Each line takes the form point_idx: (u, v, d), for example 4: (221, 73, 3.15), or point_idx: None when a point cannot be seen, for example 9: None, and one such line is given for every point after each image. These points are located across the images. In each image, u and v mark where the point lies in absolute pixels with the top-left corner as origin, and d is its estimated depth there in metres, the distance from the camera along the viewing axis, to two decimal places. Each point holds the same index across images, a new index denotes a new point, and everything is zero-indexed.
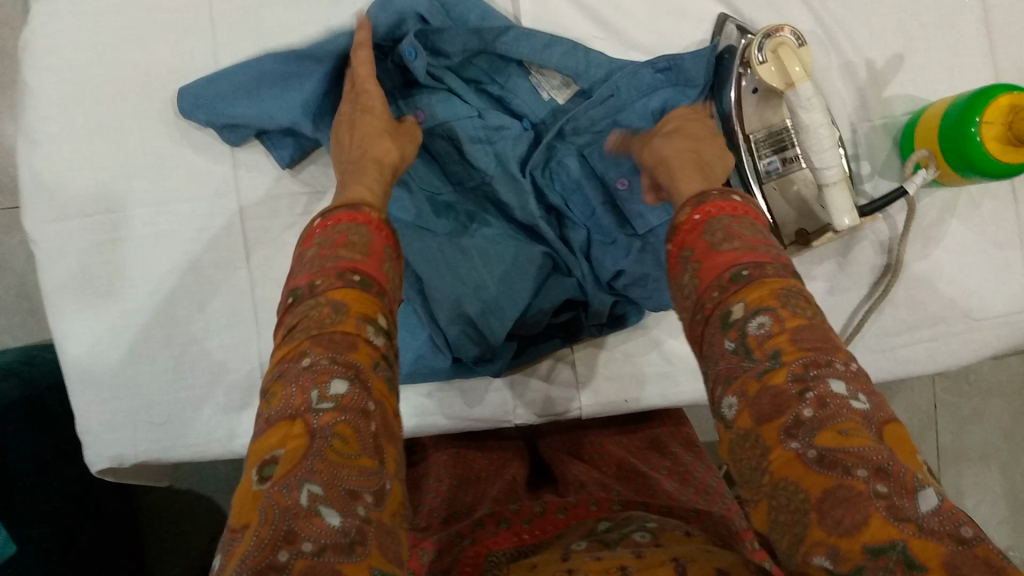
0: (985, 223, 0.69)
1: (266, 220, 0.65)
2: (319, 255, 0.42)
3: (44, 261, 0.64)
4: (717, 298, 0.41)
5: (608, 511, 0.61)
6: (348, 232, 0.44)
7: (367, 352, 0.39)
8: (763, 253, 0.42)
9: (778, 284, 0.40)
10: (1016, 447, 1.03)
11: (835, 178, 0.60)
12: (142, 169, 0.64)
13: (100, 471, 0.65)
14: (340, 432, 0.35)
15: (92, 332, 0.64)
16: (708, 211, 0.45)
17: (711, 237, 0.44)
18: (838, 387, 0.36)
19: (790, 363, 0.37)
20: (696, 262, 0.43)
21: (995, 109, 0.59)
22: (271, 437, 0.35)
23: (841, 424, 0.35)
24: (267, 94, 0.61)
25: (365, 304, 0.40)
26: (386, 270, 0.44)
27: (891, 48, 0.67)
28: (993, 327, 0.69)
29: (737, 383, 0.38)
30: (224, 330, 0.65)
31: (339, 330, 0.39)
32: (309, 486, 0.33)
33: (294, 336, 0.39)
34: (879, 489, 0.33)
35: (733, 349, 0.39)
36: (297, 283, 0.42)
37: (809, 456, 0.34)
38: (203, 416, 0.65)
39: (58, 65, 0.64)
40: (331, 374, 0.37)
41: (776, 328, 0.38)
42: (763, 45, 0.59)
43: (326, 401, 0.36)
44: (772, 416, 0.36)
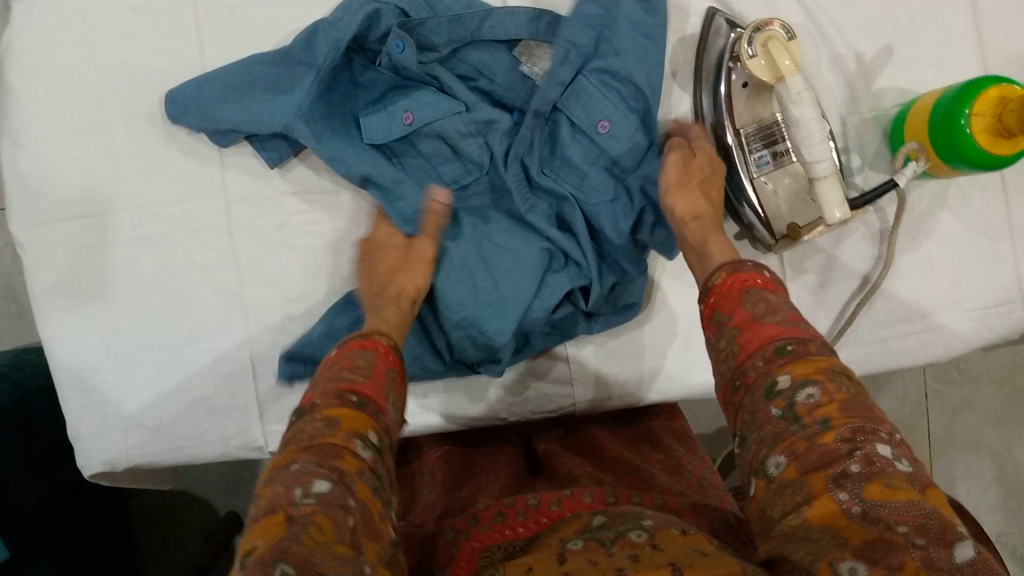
0: (975, 215, 0.69)
1: (255, 220, 0.65)
2: (322, 378, 0.45)
3: (32, 264, 0.63)
4: (760, 367, 0.42)
5: (603, 503, 0.61)
6: (354, 357, 0.47)
7: (353, 462, 0.40)
8: (805, 329, 0.43)
9: (825, 361, 0.41)
10: (1006, 435, 1.03)
11: (826, 172, 0.59)
12: (129, 171, 0.63)
13: (92, 476, 0.65)
14: (317, 520, 0.36)
15: (81, 336, 0.64)
16: (738, 281, 0.47)
17: (753, 307, 0.45)
18: (885, 450, 0.37)
19: (839, 426, 0.38)
20: (734, 328, 0.45)
21: (985, 101, 0.59)
22: (253, 531, 0.36)
23: (887, 478, 0.36)
24: (259, 96, 0.61)
25: (357, 420, 0.42)
26: (387, 393, 0.46)
27: (880, 41, 0.67)
28: (983, 318, 0.69)
29: (784, 444, 0.39)
30: (215, 333, 0.64)
31: (327, 442, 0.40)
32: (282, 565, 0.34)
33: (285, 448, 0.41)
34: (917, 541, 0.34)
35: (779, 415, 0.40)
36: (298, 403, 0.44)
37: (854, 511, 0.35)
38: (195, 419, 0.64)
39: (42, 66, 0.63)
40: (314, 475, 0.38)
41: (825, 399, 0.39)
42: (754, 39, 0.59)
43: (309, 496, 0.37)
44: (820, 467, 0.37)
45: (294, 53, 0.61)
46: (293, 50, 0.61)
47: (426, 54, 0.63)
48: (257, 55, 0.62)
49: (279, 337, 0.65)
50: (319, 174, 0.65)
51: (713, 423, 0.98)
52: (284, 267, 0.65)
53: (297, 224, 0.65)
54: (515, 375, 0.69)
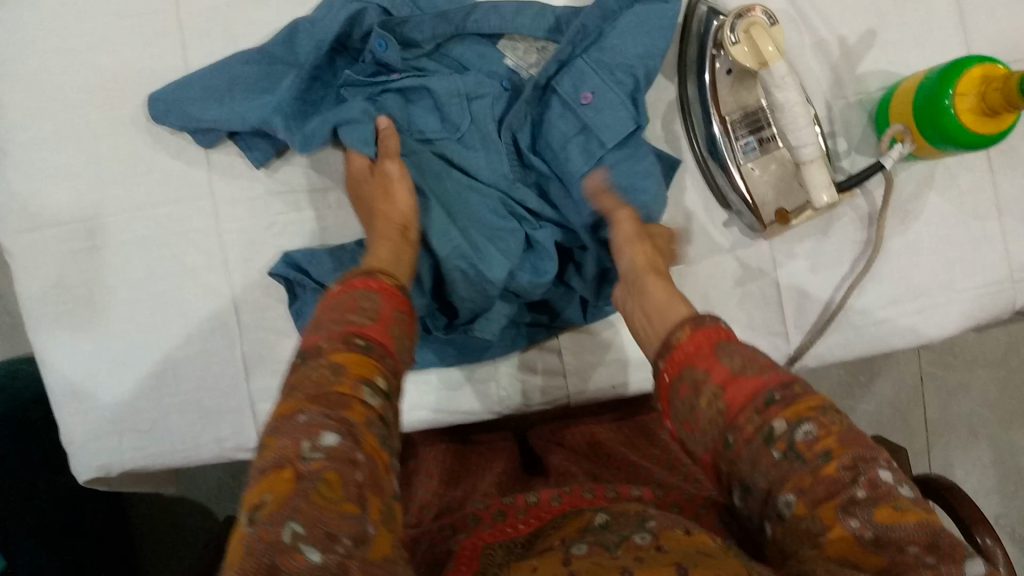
0: (963, 195, 0.69)
1: (244, 221, 0.64)
2: (325, 319, 0.44)
3: (21, 272, 0.63)
4: (756, 421, 0.40)
5: (604, 499, 0.60)
6: (359, 299, 0.46)
7: (362, 411, 0.40)
8: (784, 374, 0.41)
9: (814, 400, 0.39)
10: (1002, 416, 1.04)
11: (813, 156, 0.59)
12: (115, 175, 0.63)
13: (88, 482, 0.65)
14: (325, 476, 0.36)
15: (72, 341, 0.63)
16: (702, 339, 0.45)
17: (730, 361, 0.43)
18: (887, 474, 0.37)
19: (839, 456, 0.37)
20: (715, 386, 0.42)
21: (969, 81, 0.59)
22: (261, 483, 0.36)
23: (893, 501, 0.36)
24: (240, 96, 0.61)
25: (364, 366, 0.42)
26: (393, 335, 0.46)
27: (863, 24, 0.67)
28: (975, 298, 0.70)
29: (792, 483, 0.37)
30: (206, 334, 0.64)
31: (336, 390, 0.40)
32: (291, 525, 0.34)
33: (293, 393, 0.40)
34: (928, 560, 0.34)
35: (782, 458, 0.38)
36: (304, 344, 0.43)
37: (867, 537, 0.35)
38: (189, 421, 0.64)
39: (23, 72, 0.63)
40: (322, 425, 0.38)
41: (822, 433, 0.38)
42: (736, 26, 0.59)
43: (317, 450, 0.37)
44: (828, 498, 0.36)
45: (275, 53, 0.62)
46: (275, 48, 0.62)
47: (410, 50, 0.64)
48: (239, 53, 0.63)
49: (271, 337, 0.65)
50: (306, 173, 0.65)
51: None
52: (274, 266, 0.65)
53: (285, 223, 0.65)
54: (509, 368, 0.69)
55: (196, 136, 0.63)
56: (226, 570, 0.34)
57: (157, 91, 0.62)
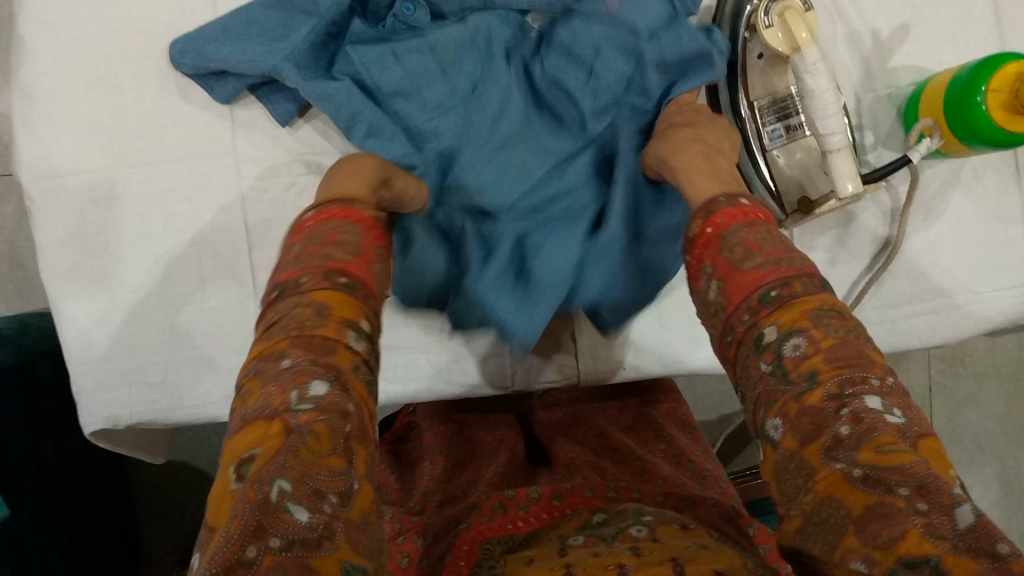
0: (987, 197, 0.69)
1: (265, 180, 0.64)
2: (303, 256, 0.45)
3: (40, 218, 0.63)
4: (747, 320, 0.42)
5: (603, 500, 0.61)
6: (337, 232, 0.46)
7: (347, 356, 0.41)
8: (788, 268, 0.43)
9: (808, 304, 0.41)
10: (1010, 430, 1.03)
11: (839, 145, 0.59)
12: (140, 128, 0.63)
13: (94, 433, 0.65)
14: (315, 431, 0.37)
15: (88, 291, 0.63)
16: (720, 223, 0.46)
17: (732, 254, 0.44)
18: (875, 403, 0.38)
19: (825, 380, 0.39)
20: (721, 280, 0.44)
21: (1002, 78, 0.58)
22: (249, 434, 0.37)
23: (877, 441, 0.37)
24: (254, 40, 0.60)
25: (345, 307, 0.42)
26: (374, 270, 0.46)
27: (897, 17, 0.67)
28: (993, 301, 0.69)
29: (778, 406, 0.40)
30: (221, 290, 0.64)
31: (318, 334, 0.40)
32: (279, 482, 0.35)
33: (273, 334, 0.41)
34: (918, 507, 0.35)
35: (770, 370, 0.40)
36: (283, 278, 0.44)
37: (855, 475, 0.36)
38: (199, 376, 0.64)
39: (55, 20, 0.63)
40: (310, 374, 0.38)
41: (811, 349, 0.39)
42: (770, 9, 0.59)
43: (305, 402, 0.37)
44: (815, 437, 0.38)
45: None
46: None
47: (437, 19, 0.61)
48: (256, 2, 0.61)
49: None
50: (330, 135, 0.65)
51: (715, 409, 0.98)
52: None
53: (307, 184, 0.65)
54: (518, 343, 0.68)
55: (214, 92, 0.63)
56: (216, 528, 0.35)
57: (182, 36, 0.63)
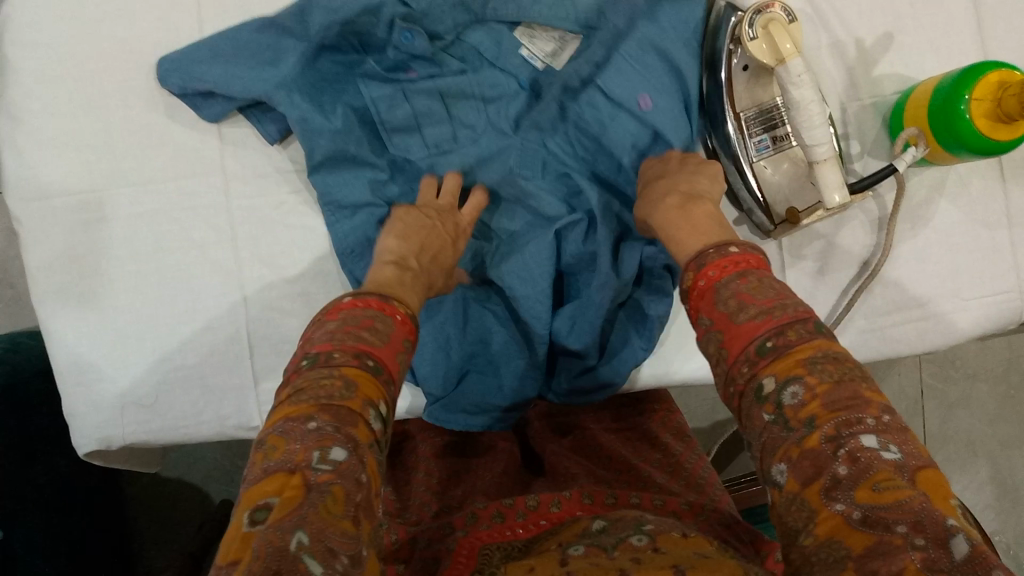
0: (973, 203, 0.69)
1: (253, 199, 0.64)
2: (339, 329, 0.44)
3: (29, 241, 0.63)
4: (746, 371, 0.42)
5: (603, 506, 0.60)
6: (373, 318, 0.46)
7: (365, 432, 0.41)
8: (783, 314, 0.42)
9: (806, 350, 0.40)
10: (1003, 432, 1.03)
11: (826, 156, 0.59)
12: (127, 147, 0.63)
13: (86, 454, 0.65)
14: (332, 491, 0.37)
15: (77, 313, 0.63)
16: (711, 275, 0.46)
17: (725, 306, 0.44)
18: (871, 441, 0.37)
19: (823, 425, 0.38)
20: (718, 333, 0.44)
21: (984, 86, 0.59)
22: (269, 484, 0.37)
23: (874, 480, 0.36)
24: (244, 64, 0.61)
25: (371, 387, 0.42)
26: (399, 361, 0.45)
27: (881, 27, 0.67)
28: (981, 307, 0.69)
29: (781, 452, 0.39)
30: (210, 309, 0.64)
31: (346, 405, 0.40)
32: (298, 534, 0.35)
33: (302, 397, 0.40)
34: (916, 542, 0.34)
35: (772, 421, 0.40)
36: (316, 348, 0.43)
37: (854, 517, 0.36)
38: (190, 396, 0.64)
39: (41, 41, 0.63)
40: (332, 440, 0.38)
41: (808, 396, 0.39)
42: (754, 21, 0.59)
43: (325, 463, 0.38)
44: (814, 479, 0.37)
45: (286, 23, 0.61)
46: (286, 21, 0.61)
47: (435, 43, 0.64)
48: (247, 23, 0.62)
49: (275, 316, 0.65)
50: None
51: (708, 417, 0.98)
52: (282, 246, 0.65)
53: (297, 202, 0.65)
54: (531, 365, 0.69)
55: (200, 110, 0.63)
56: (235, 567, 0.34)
57: (169, 51, 0.63)
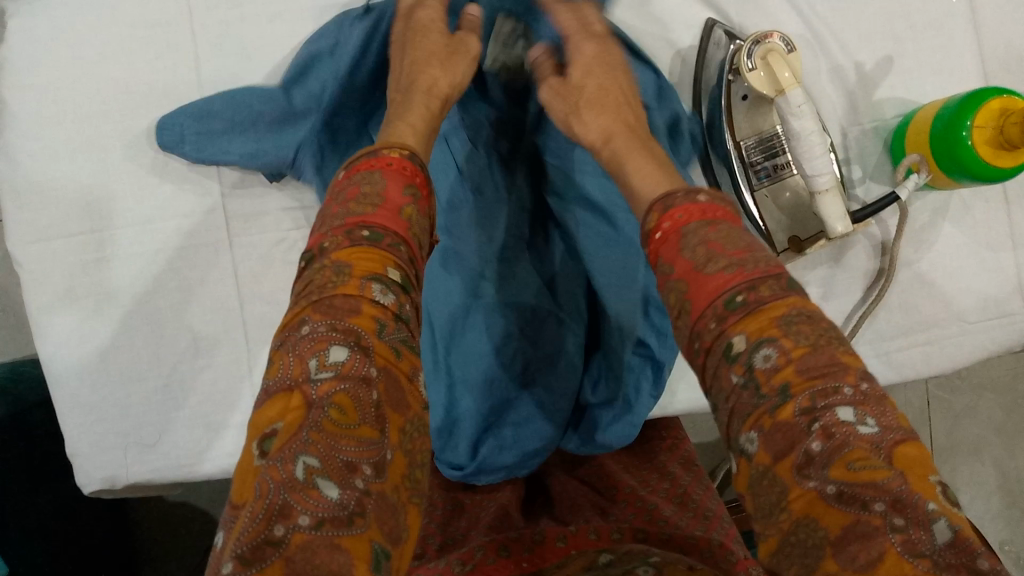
0: (977, 225, 0.69)
1: (254, 235, 0.64)
2: (333, 214, 0.43)
3: (29, 281, 0.63)
4: (714, 327, 0.39)
5: (607, 541, 0.60)
6: (360, 184, 0.43)
7: (372, 312, 0.38)
8: (754, 271, 0.40)
9: (778, 310, 0.38)
10: (1010, 441, 1.03)
11: (827, 186, 0.59)
12: (125, 187, 0.63)
13: (91, 494, 0.64)
14: (337, 402, 0.35)
15: (78, 353, 0.63)
16: (677, 217, 0.45)
17: (692, 254, 0.42)
18: (847, 415, 0.34)
19: (798, 395, 0.35)
20: (679, 281, 0.42)
21: (986, 113, 0.58)
22: (270, 412, 0.35)
23: (849, 457, 0.33)
24: (264, 131, 0.62)
25: (372, 259, 0.39)
26: (405, 218, 0.43)
27: (880, 51, 0.67)
28: (987, 329, 0.69)
29: (753, 419, 0.36)
30: (213, 347, 0.64)
31: (340, 294, 0.38)
32: (304, 459, 0.33)
33: (299, 302, 0.38)
34: (895, 523, 0.31)
35: (742, 383, 0.37)
36: (310, 244, 0.42)
37: (829, 493, 0.33)
38: (194, 434, 0.64)
39: (38, 83, 0.63)
40: (329, 340, 0.36)
41: (783, 360, 0.36)
42: (753, 52, 0.59)
43: (324, 370, 0.35)
44: (784, 454, 0.34)
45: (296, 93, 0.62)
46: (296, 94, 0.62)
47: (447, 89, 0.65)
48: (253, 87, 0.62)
49: None
50: None
51: (712, 434, 0.97)
52: (283, 282, 0.64)
53: (296, 239, 0.65)
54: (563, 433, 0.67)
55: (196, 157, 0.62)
56: (237, 509, 0.33)
57: (165, 115, 0.62)
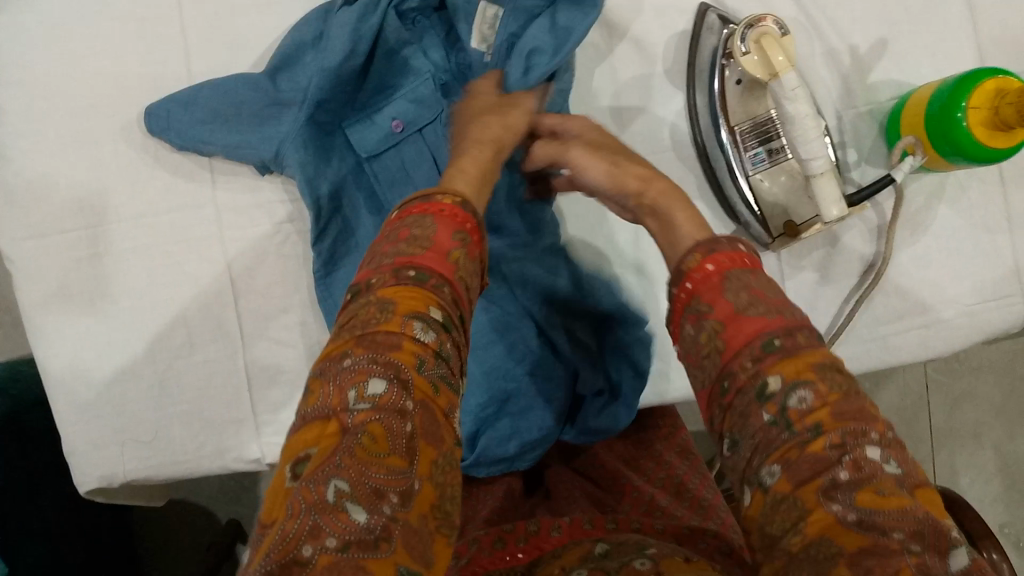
0: (973, 208, 0.69)
1: (248, 229, 0.64)
2: (382, 253, 0.42)
3: (22, 279, 0.62)
4: (751, 369, 0.38)
5: (604, 530, 0.59)
6: (411, 227, 0.43)
7: (411, 350, 0.37)
8: (792, 319, 0.39)
9: (814, 357, 0.38)
10: (1009, 424, 1.03)
11: (822, 169, 0.58)
12: (117, 182, 0.63)
13: (88, 492, 0.64)
14: (369, 430, 0.34)
15: (74, 350, 0.63)
16: (722, 262, 0.42)
17: (734, 298, 0.41)
18: (875, 453, 0.34)
19: (829, 432, 0.35)
20: (716, 322, 0.41)
21: (981, 94, 0.58)
22: (306, 435, 0.35)
23: (877, 485, 0.33)
24: (246, 120, 0.61)
25: (415, 299, 0.39)
26: (451, 263, 0.42)
27: (875, 33, 0.67)
28: (983, 312, 0.69)
29: (778, 452, 0.35)
30: (208, 343, 0.64)
31: (381, 330, 0.38)
32: (336, 483, 0.33)
33: (343, 333, 0.39)
34: (913, 548, 0.31)
35: (772, 421, 0.36)
36: (358, 279, 0.41)
37: (850, 519, 0.32)
38: (190, 429, 0.64)
39: (28, 79, 0.62)
40: (369, 372, 0.36)
41: (818, 403, 0.36)
42: (747, 36, 0.58)
43: (362, 401, 0.35)
44: (809, 478, 0.34)
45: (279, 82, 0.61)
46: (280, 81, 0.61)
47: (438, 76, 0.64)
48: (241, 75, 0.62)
49: (273, 346, 0.64)
50: None
51: None
52: (277, 276, 0.64)
53: (289, 232, 0.64)
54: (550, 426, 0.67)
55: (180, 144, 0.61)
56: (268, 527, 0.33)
57: (154, 102, 0.62)
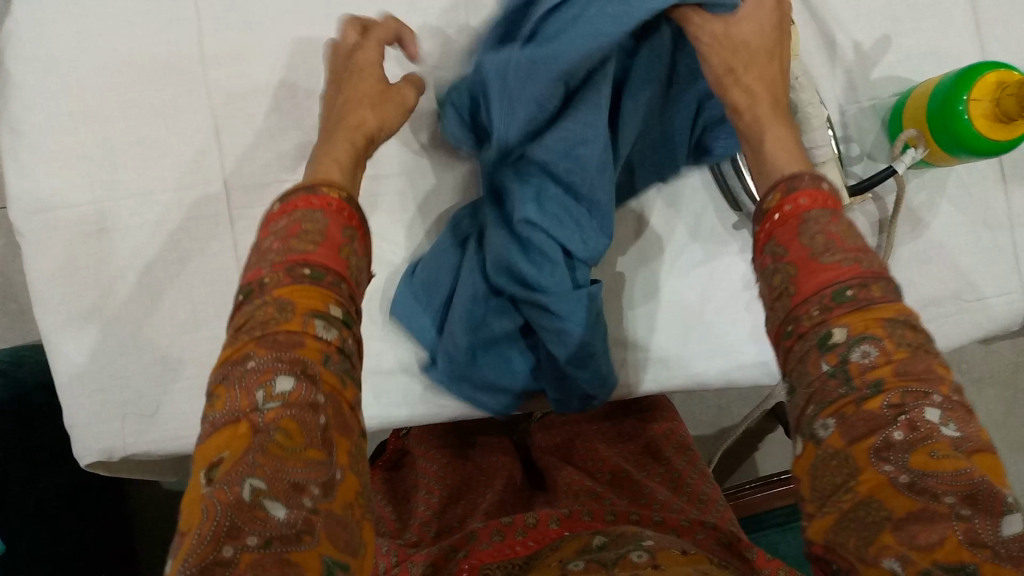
0: (973, 205, 0.69)
1: (254, 209, 0.65)
2: (264, 250, 0.40)
3: (30, 253, 0.63)
4: (816, 316, 0.37)
5: (603, 522, 0.60)
6: (301, 220, 0.41)
7: (316, 347, 0.37)
8: (867, 269, 0.37)
9: (885, 311, 0.36)
10: (1009, 437, 1.03)
11: (825, 158, 0.59)
12: (128, 159, 0.64)
13: (89, 466, 0.64)
14: (283, 427, 0.34)
15: (78, 325, 0.63)
16: (801, 202, 0.40)
17: (811, 241, 0.39)
18: (933, 415, 0.34)
19: (890, 390, 0.34)
20: (790, 265, 0.39)
21: (983, 87, 0.59)
22: (217, 440, 0.34)
23: (932, 447, 0.33)
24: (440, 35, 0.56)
25: (311, 296, 0.38)
26: (346, 258, 0.41)
27: (878, 30, 0.68)
28: (984, 309, 0.69)
29: (833, 406, 0.35)
30: (212, 320, 0.64)
31: (283, 330, 0.37)
32: (251, 482, 0.33)
33: (239, 336, 0.37)
34: (961, 512, 0.32)
35: (830, 372, 0.35)
36: (248, 278, 0.40)
37: (901, 481, 0.33)
38: (191, 405, 0.64)
39: (42, 55, 0.63)
40: (275, 371, 0.35)
41: (881, 359, 0.35)
42: None
43: (272, 400, 0.35)
44: (866, 436, 0.34)
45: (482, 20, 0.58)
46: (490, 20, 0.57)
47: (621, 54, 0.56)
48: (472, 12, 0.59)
49: None
50: None
51: (710, 424, 0.97)
52: None
53: None
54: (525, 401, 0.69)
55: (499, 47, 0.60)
56: (184, 534, 0.32)
57: None
